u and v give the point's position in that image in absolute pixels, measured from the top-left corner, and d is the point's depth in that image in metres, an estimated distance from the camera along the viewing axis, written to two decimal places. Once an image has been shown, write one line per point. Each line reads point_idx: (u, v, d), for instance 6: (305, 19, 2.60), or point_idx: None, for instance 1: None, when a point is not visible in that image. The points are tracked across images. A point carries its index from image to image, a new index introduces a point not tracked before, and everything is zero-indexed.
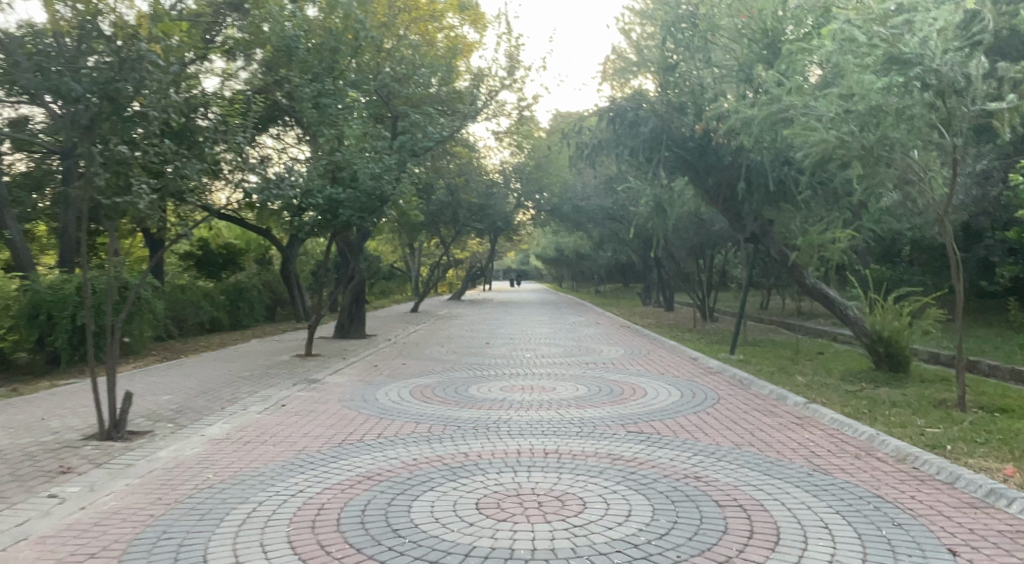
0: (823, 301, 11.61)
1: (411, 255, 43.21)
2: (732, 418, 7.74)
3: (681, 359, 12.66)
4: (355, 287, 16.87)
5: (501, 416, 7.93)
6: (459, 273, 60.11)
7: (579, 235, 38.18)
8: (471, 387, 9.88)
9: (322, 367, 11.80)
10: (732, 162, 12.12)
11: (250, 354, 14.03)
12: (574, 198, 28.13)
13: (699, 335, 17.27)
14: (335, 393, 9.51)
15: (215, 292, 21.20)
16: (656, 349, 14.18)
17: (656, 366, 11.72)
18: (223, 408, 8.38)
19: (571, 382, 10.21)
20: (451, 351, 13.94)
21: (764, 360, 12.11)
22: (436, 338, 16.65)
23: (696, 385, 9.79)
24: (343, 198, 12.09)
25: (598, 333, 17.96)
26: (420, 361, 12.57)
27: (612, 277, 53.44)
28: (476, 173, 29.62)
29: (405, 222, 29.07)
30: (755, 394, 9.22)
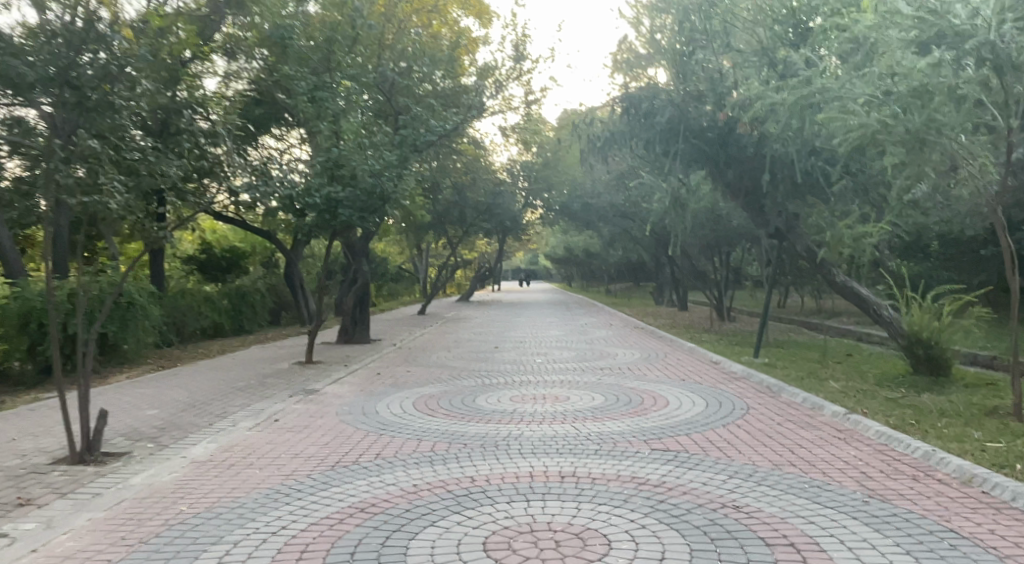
0: (855, 300, 10.84)
1: (419, 257, 42.63)
2: (765, 432, 7.03)
3: (701, 363, 11.93)
4: (360, 290, 16.24)
5: (511, 431, 7.24)
6: (468, 274, 59.44)
7: (590, 233, 37.48)
8: (478, 398, 9.21)
9: (322, 376, 11.15)
10: (753, 154, 11.39)
11: (247, 362, 13.41)
12: (584, 195, 27.42)
13: (718, 336, 16.53)
14: (334, 406, 8.85)
15: (217, 296, 20.61)
16: (673, 352, 13.46)
17: (677, 371, 11.00)
18: (210, 425, 7.76)
19: (586, 390, 9.51)
20: (457, 357, 13.28)
21: (791, 364, 11.37)
22: (443, 343, 15.98)
23: (722, 394, 9.07)
24: (342, 198, 11.45)
25: (612, 335, 17.23)
26: (425, 369, 11.91)
27: (623, 276, 52.63)
28: (484, 171, 29.01)
29: (412, 222, 28.47)
30: (787, 403, 8.48)
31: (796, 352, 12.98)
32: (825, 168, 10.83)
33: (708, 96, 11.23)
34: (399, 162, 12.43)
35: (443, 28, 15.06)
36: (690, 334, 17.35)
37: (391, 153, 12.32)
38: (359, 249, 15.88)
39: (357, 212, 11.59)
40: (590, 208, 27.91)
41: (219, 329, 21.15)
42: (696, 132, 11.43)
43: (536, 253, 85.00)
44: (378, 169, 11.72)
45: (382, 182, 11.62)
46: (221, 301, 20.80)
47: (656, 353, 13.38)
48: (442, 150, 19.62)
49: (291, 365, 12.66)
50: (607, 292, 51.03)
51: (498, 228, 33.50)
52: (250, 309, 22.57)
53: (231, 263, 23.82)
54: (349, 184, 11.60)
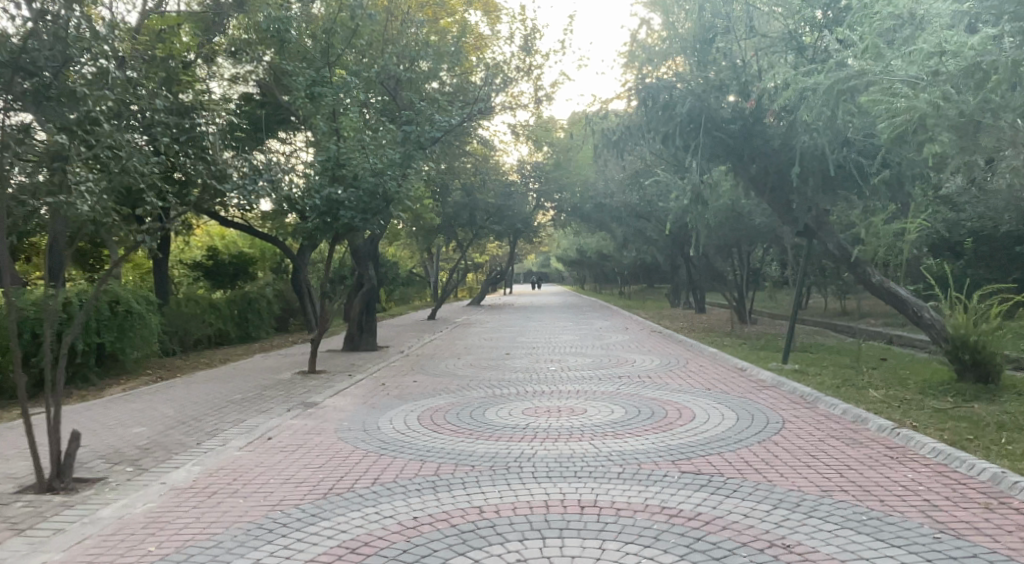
0: (892, 302, 10.08)
1: (430, 261, 42.09)
2: (807, 451, 6.32)
3: (727, 370, 11.19)
4: (365, 296, 15.69)
5: (524, 450, 6.58)
6: (479, 278, 58.77)
7: (602, 234, 36.77)
8: (488, 411, 8.55)
9: (324, 388, 10.54)
10: (779, 146, 10.68)
11: (249, 372, 12.83)
12: (596, 195, 26.74)
13: (741, 340, 15.78)
14: (333, 421, 8.23)
15: (222, 304, 20.09)
16: (695, 358, 12.74)
17: (701, 380, 10.29)
18: (198, 445, 7.17)
19: (605, 402, 8.82)
20: (467, 365, 12.63)
21: (823, 371, 10.63)
22: (453, 350, 15.34)
23: (752, 405, 8.36)
24: (343, 199, 10.85)
25: (628, 340, 16.51)
26: (433, 378, 11.28)
27: (636, 277, 51.88)
28: (494, 172, 28.41)
29: (421, 226, 27.92)
30: (825, 415, 7.75)
31: (827, 357, 12.23)
32: (857, 160, 10.11)
33: (730, 86, 10.55)
34: (403, 161, 11.84)
35: (448, 21, 14.49)
36: (711, 338, 16.60)
37: (395, 152, 11.72)
38: (365, 253, 15.41)
39: (359, 215, 10.98)
40: (603, 209, 27.22)
41: (224, 337, 20.64)
42: (718, 124, 10.74)
43: (549, 256, 84.30)
44: (380, 169, 11.13)
45: (384, 181, 11.02)
46: (226, 309, 20.27)
47: (677, 359, 12.68)
48: (449, 150, 19.04)
49: (293, 375, 12.06)
50: (620, 294, 50.22)
51: (509, 231, 32.86)
52: (257, 317, 22.04)
53: (238, 270, 23.33)
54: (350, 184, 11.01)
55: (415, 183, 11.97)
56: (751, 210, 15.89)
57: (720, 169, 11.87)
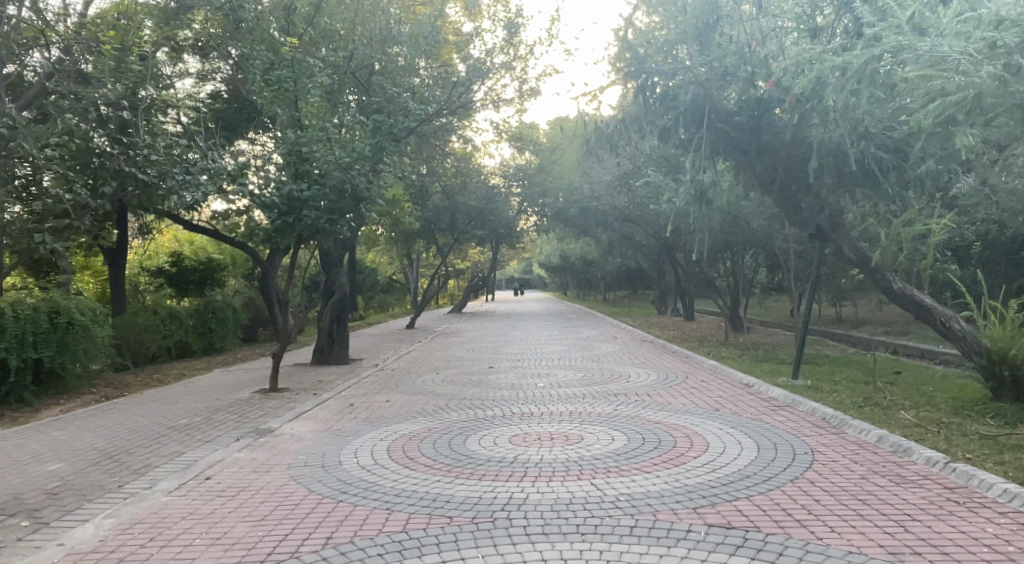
0: (917, 311, 9.11)
1: (410, 267, 40.87)
2: (855, 494, 5.24)
3: (733, 386, 10.14)
4: (336, 304, 14.53)
5: (512, 494, 5.45)
6: (462, 285, 57.53)
7: (587, 240, 35.79)
8: (470, 438, 7.42)
9: (283, 410, 9.33)
10: (790, 140, 9.73)
11: (203, 390, 11.58)
12: (581, 199, 25.80)
13: (740, 351, 14.81)
14: (288, 453, 7.02)
15: (183, 313, 18.78)
16: (695, 372, 11.71)
17: (705, 398, 9.26)
18: (120, 488, 5.96)
19: (603, 426, 7.73)
20: (446, 381, 11.49)
21: (840, 389, 9.63)
22: (432, 363, 14.15)
23: (773, 432, 7.28)
24: (304, 197, 9.68)
25: (620, 351, 15.43)
26: (408, 397, 10.11)
27: (622, 284, 50.95)
28: (475, 174, 27.39)
29: (399, 230, 26.77)
30: (858, 444, 6.69)
31: (839, 372, 11.25)
32: (878, 154, 9.16)
33: (735, 74, 9.61)
34: (375, 155, 10.71)
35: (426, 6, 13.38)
36: (707, 348, 15.65)
37: (364, 145, 10.59)
38: (335, 258, 14.35)
39: (323, 215, 9.81)
40: (588, 214, 26.31)
41: (186, 348, 19.26)
42: (721, 115, 9.80)
43: (532, 262, 83.31)
44: (347, 162, 9.96)
45: (352, 177, 9.87)
46: (188, 319, 18.97)
47: (675, 374, 11.63)
48: (428, 150, 17.99)
49: (251, 394, 10.83)
50: (604, 301, 49.28)
51: (491, 236, 31.81)
52: (222, 327, 20.61)
53: (204, 277, 21.99)
54: (313, 181, 9.86)
55: (387, 179, 10.81)
56: (749, 213, 14.97)
57: (721, 168, 10.96)
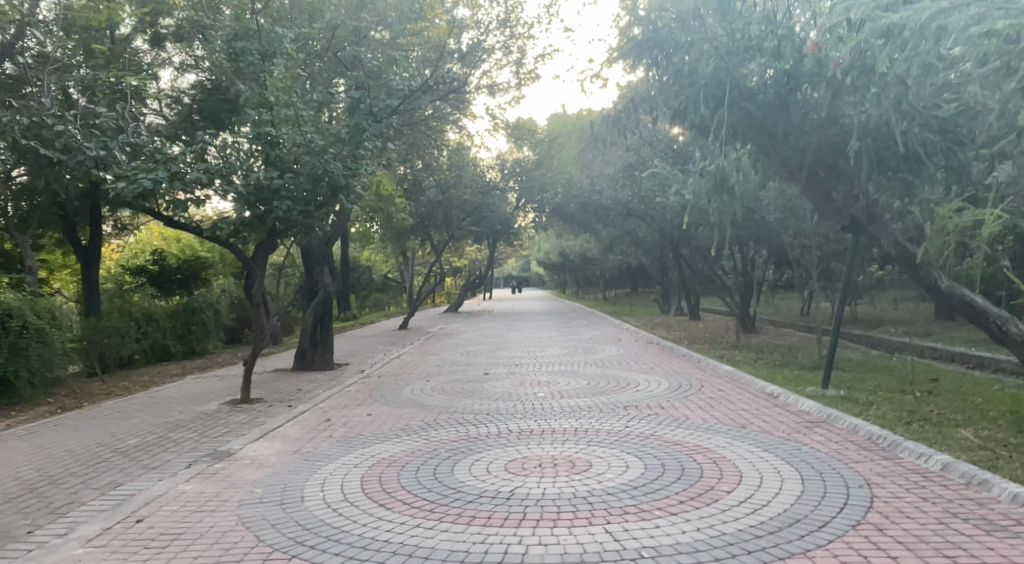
0: (968, 313, 8.00)
1: (405, 265, 39.78)
2: (942, 550, 4.12)
3: (757, 397, 9.04)
4: (319, 305, 13.44)
5: (506, 546, 4.36)
6: (459, 283, 56.42)
7: (587, 236, 34.73)
8: (459, 465, 6.33)
9: (250, 428, 8.22)
10: (821, 121, 8.67)
11: (167, 401, 10.48)
12: (581, 194, 24.78)
13: (755, 355, 13.73)
14: (243, 485, 5.92)
15: (159, 314, 17.65)
16: (710, 379, 10.62)
17: (726, 412, 8.17)
18: (29, 536, 4.86)
19: (614, 448, 6.65)
20: (436, 391, 10.39)
21: (878, 401, 8.54)
22: (423, 368, 13.06)
23: (816, 458, 6.19)
24: (275, 186, 8.58)
25: (625, 355, 14.36)
26: (392, 411, 9.01)
27: (621, 281, 49.86)
28: (471, 167, 26.38)
29: (391, 227, 25.68)
30: (921, 474, 5.61)
31: (872, 380, 10.15)
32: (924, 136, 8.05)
33: (759, 48, 8.61)
34: (355, 140, 9.61)
35: None
36: (719, 351, 14.59)
37: (341, 128, 9.48)
38: (318, 255, 13.31)
39: (297, 206, 8.71)
40: (587, 209, 25.27)
41: (163, 351, 18.14)
42: (744, 93, 8.76)
43: (531, 259, 82.19)
44: (321, 147, 8.85)
45: (327, 163, 8.76)
46: (165, 321, 17.84)
47: (690, 381, 10.54)
48: (418, 139, 16.93)
49: (219, 407, 9.72)
50: (604, 300, 48.14)
51: (488, 233, 30.75)
52: (202, 329, 19.46)
53: (187, 276, 20.92)
54: (285, 168, 8.76)
55: (369, 166, 9.69)
56: (764, 206, 13.90)
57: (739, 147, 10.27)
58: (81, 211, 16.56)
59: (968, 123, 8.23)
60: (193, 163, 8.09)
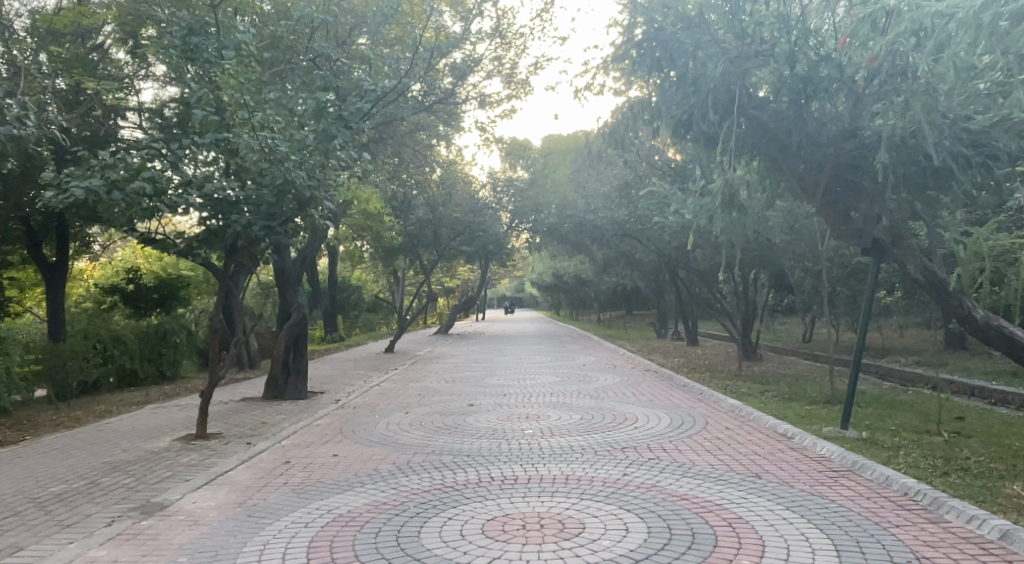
0: (1006, 348, 7.12)
1: (395, 285, 38.82)
2: None
3: (770, 439, 8.10)
4: (293, 329, 12.52)
5: None
6: (451, 302, 55.42)
7: (582, 257, 33.94)
8: (428, 526, 5.35)
9: (197, 471, 7.23)
10: (838, 133, 7.85)
11: (116, 435, 9.45)
12: (575, 214, 24.00)
13: (760, 387, 12.80)
14: (167, 551, 4.92)
15: (128, 337, 16.64)
16: (716, 416, 9.67)
17: (738, 457, 7.22)
18: None
19: (612, 504, 5.70)
20: (413, 426, 9.42)
21: (905, 445, 7.61)
22: (402, 398, 12.08)
23: (848, 521, 5.25)
24: (234, 200, 7.82)
25: (621, 385, 13.41)
26: (362, 451, 8.03)
27: (616, 302, 48.97)
28: (461, 185, 25.56)
29: (378, 245, 24.77)
30: (978, 545, 4.68)
31: (890, 418, 9.23)
32: (956, 149, 7.23)
33: (770, 53, 7.96)
34: (325, 148, 8.72)
35: None
36: (721, 381, 13.65)
37: (308, 135, 8.56)
38: (292, 275, 12.41)
39: (258, 221, 7.91)
40: (580, 230, 24.45)
41: (131, 376, 17.08)
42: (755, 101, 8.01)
43: (524, 280, 81.28)
44: (283, 153, 7.78)
45: (287, 171, 7.73)
46: (134, 345, 16.81)
47: (694, 418, 9.59)
48: (404, 153, 16.11)
49: (170, 444, 8.71)
50: (597, 322, 47.14)
51: (480, 253, 29.88)
52: (174, 353, 18.38)
53: (163, 296, 19.89)
54: (247, 181, 8.02)
55: (339, 178, 8.82)
56: (769, 228, 13.07)
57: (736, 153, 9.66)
58: (49, 227, 15.64)
59: (1003, 135, 7.43)
60: (139, 172, 7.19)
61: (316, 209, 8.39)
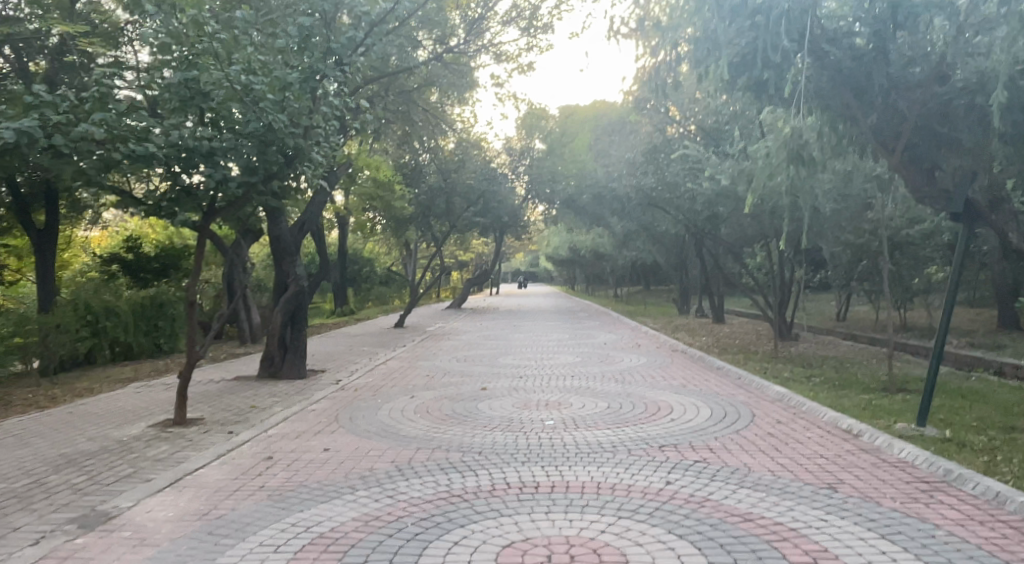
0: None
1: (407, 258, 37.78)
2: None
3: (833, 437, 6.90)
4: (290, 302, 11.43)
5: None
6: (465, 276, 54.33)
7: (601, 230, 32.59)
8: (425, 555, 4.19)
9: (163, 469, 6.17)
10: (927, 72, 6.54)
11: (86, 419, 8.42)
12: (595, 184, 22.70)
13: (804, 371, 11.57)
14: None
15: (122, 308, 15.66)
16: (763, 407, 8.45)
17: (800, 462, 6.04)
18: None
19: (659, 528, 4.53)
20: (418, 414, 8.31)
21: (1001, 448, 6.38)
22: (408, 380, 10.98)
23: (968, 557, 4.06)
24: (209, 149, 6.66)
25: (648, 366, 12.25)
26: (357, 444, 6.95)
27: (634, 277, 47.56)
28: (475, 151, 24.24)
29: (388, 215, 23.64)
30: None
31: (968, 412, 7.98)
32: None
33: None
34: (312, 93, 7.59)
35: None
36: (759, 364, 12.44)
37: (290, 71, 7.36)
38: (289, 244, 11.29)
39: (235, 177, 6.82)
40: (600, 201, 23.14)
41: (126, 350, 16.15)
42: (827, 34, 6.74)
43: (540, 254, 80.03)
44: (260, 94, 6.83)
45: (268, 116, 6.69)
46: (128, 317, 15.84)
47: (739, 409, 8.39)
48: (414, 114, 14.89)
49: (144, 431, 7.68)
50: (614, 298, 45.87)
51: (494, 226, 28.69)
52: (171, 325, 17.40)
53: (165, 266, 18.92)
54: (222, 131, 6.89)
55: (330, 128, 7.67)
56: (817, 198, 11.75)
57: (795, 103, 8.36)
58: (34, 192, 14.60)
59: None
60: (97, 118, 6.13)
61: (302, 163, 7.38)
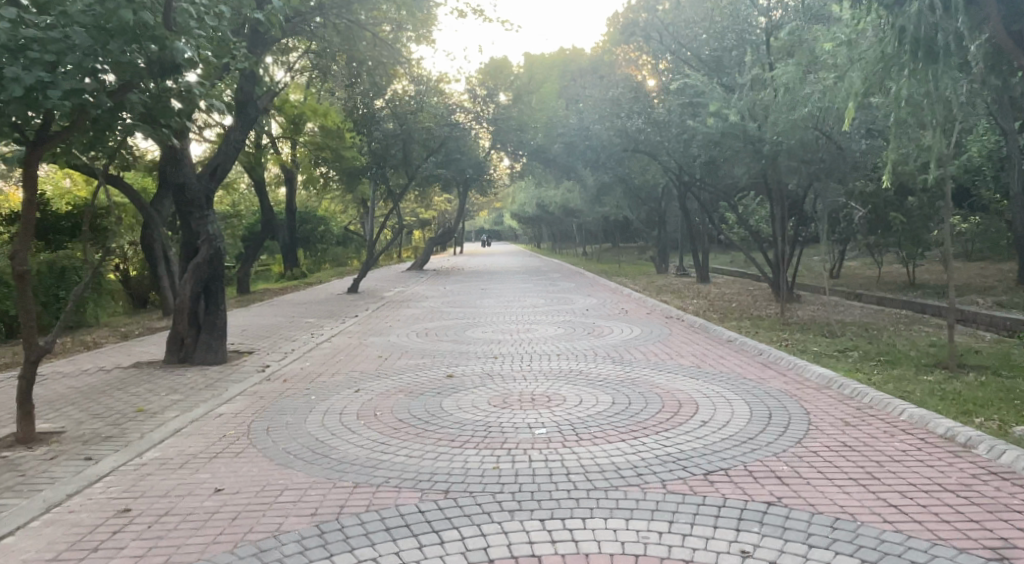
0: None
1: (364, 216, 34.98)
2: None
3: (937, 451, 4.96)
4: (200, 269, 9.03)
5: None
6: (425, 236, 51.47)
7: (573, 183, 30.35)
8: None
9: None
10: None
11: None
12: (569, 130, 20.41)
13: (833, 342, 9.70)
14: None
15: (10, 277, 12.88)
16: (814, 400, 6.49)
17: (923, 501, 4.08)
18: None
19: None
20: (363, 422, 6.14)
21: None
22: (353, 365, 8.75)
23: None
24: (17, 40, 4.50)
25: (644, 339, 10.23)
26: (266, 480, 4.75)
27: (603, 234, 45.58)
28: (436, 92, 21.59)
29: (338, 166, 20.98)
30: None
31: None
32: None
33: None
34: None
35: None
36: (775, 333, 10.56)
37: None
38: (197, 195, 8.84)
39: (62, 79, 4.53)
40: (573, 150, 20.92)
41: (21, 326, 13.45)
42: None
43: (503, 212, 77.37)
44: None
45: None
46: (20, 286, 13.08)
47: (784, 404, 6.41)
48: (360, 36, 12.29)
49: None
50: (583, 257, 43.91)
51: (457, 179, 26.25)
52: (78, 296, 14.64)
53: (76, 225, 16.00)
54: (47, 15, 4.74)
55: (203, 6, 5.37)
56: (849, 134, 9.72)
57: None
58: None
59: None
60: None
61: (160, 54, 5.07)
